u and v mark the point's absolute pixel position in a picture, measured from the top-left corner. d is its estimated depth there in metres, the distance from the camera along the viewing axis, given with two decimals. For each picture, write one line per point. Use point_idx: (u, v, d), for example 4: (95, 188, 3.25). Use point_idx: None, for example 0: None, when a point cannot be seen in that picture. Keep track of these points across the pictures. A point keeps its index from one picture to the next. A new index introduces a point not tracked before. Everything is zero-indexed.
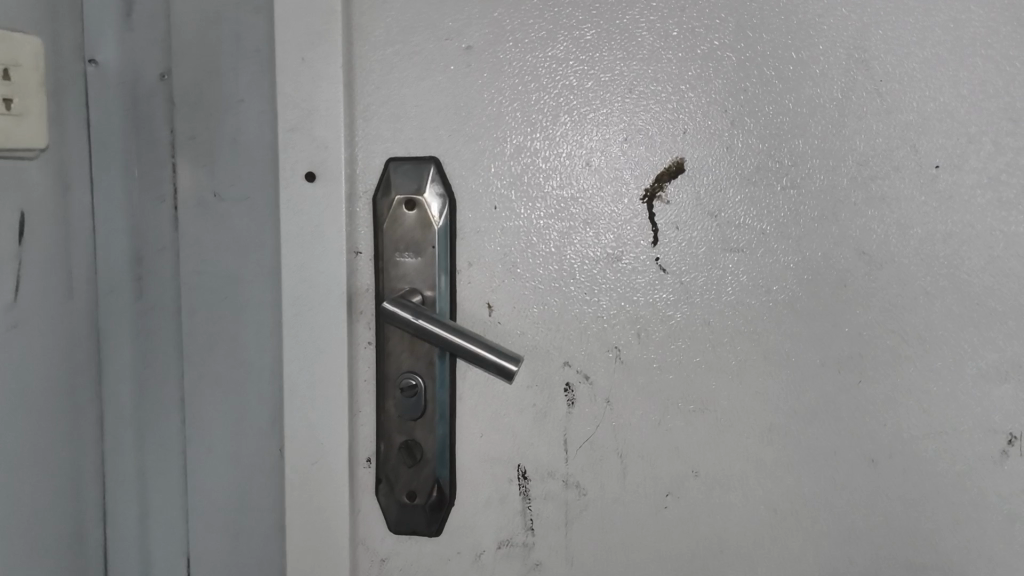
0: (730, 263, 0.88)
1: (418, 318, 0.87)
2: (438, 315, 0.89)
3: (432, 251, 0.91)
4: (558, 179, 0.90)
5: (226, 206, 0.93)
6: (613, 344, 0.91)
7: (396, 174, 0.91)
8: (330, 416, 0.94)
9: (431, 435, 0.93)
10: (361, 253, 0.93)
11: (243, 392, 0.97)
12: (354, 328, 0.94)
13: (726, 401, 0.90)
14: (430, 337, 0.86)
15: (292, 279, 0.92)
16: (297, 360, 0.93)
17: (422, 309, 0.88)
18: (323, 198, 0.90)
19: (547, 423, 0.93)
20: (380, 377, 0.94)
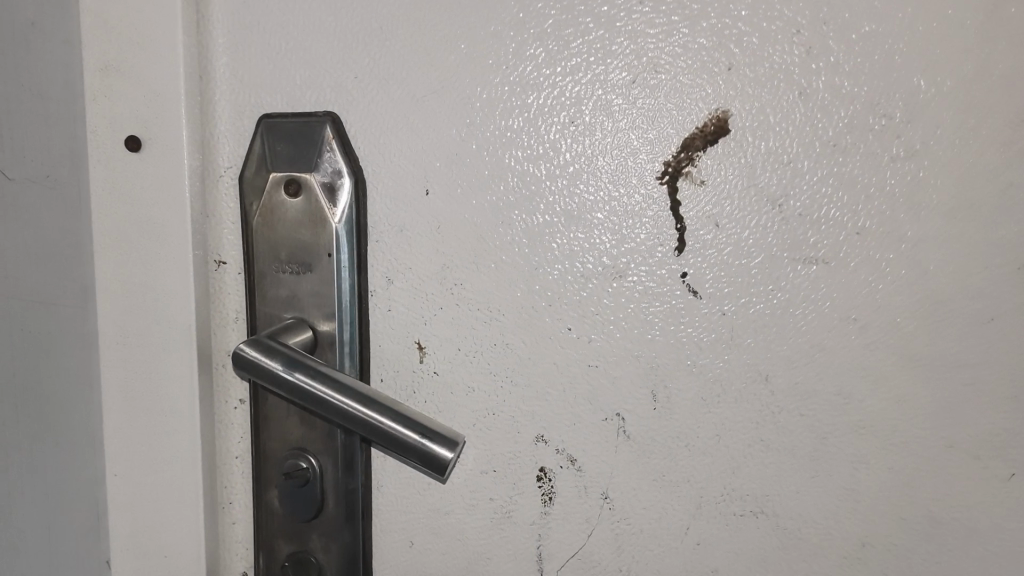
0: (804, 284, 0.54)
1: (294, 372, 0.52)
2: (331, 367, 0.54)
3: (329, 261, 0.58)
4: (524, 148, 0.56)
5: (24, 192, 0.61)
6: (614, 410, 0.57)
7: (273, 141, 0.58)
8: (178, 515, 0.60)
9: (332, 545, 0.60)
10: (226, 264, 0.60)
11: (57, 479, 0.63)
12: (218, 379, 0.61)
13: (792, 501, 0.56)
14: (313, 404, 0.51)
15: (117, 305, 0.59)
16: (126, 431, 0.60)
17: (304, 356, 0.53)
18: (153, 178, 0.57)
19: (511, 529, 0.60)
20: (256, 456, 0.61)
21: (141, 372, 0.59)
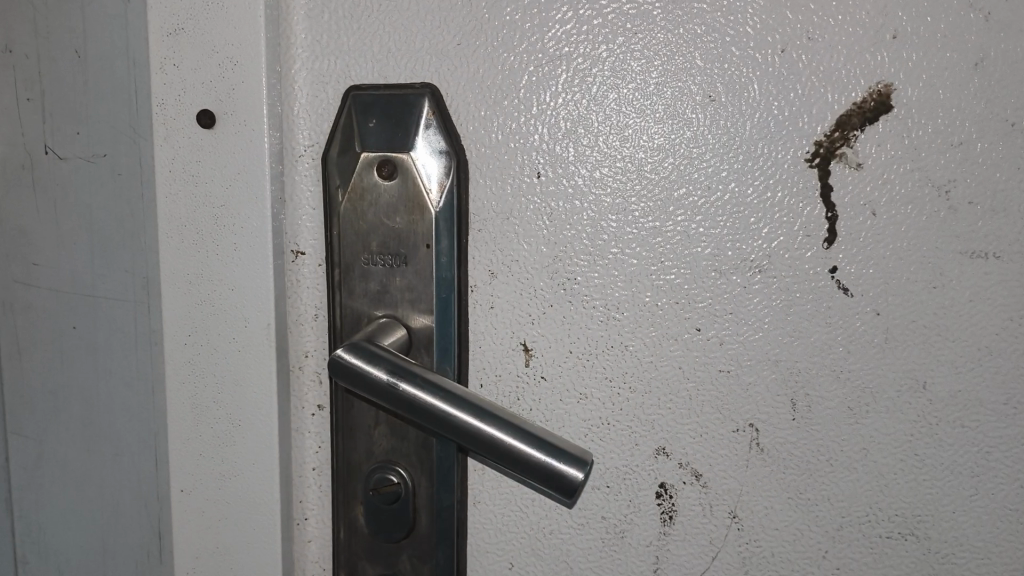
0: (969, 280, 0.48)
1: (399, 384, 0.46)
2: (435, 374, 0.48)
3: (427, 253, 0.51)
4: (651, 125, 0.50)
5: (78, 172, 0.53)
6: (746, 421, 0.51)
7: (362, 114, 0.51)
8: (250, 539, 0.53)
9: (424, 569, 0.54)
10: (306, 254, 0.53)
11: (110, 497, 0.56)
12: (294, 383, 0.55)
13: (947, 523, 0.50)
14: (422, 419, 0.46)
15: (185, 303, 0.52)
16: (193, 445, 0.53)
17: (408, 363, 0.47)
18: (229, 158, 0.50)
19: (624, 551, 0.53)
20: (338, 470, 0.54)
21: (213, 379, 0.52)
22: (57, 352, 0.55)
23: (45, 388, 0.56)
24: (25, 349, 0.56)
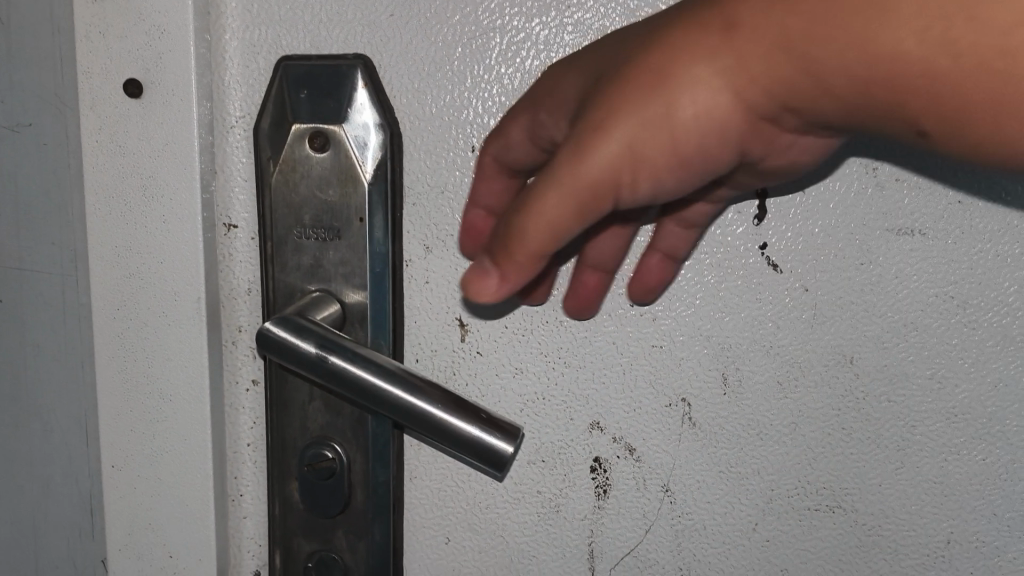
0: (897, 257, 0.48)
1: (329, 358, 0.46)
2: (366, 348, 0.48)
3: (360, 227, 0.51)
4: None
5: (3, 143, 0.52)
6: (679, 396, 0.51)
7: (294, 84, 0.50)
8: (183, 515, 0.53)
9: (360, 544, 0.54)
10: (238, 228, 0.52)
11: (42, 474, 0.55)
12: (226, 359, 0.54)
13: (874, 496, 0.51)
14: (352, 391, 0.46)
15: (114, 277, 0.51)
16: (124, 421, 0.52)
17: (339, 336, 0.47)
18: (157, 129, 0.49)
19: (560, 525, 0.54)
20: (274, 445, 0.54)
21: (143, 355, 0.51)
22: None
23: None
24: None
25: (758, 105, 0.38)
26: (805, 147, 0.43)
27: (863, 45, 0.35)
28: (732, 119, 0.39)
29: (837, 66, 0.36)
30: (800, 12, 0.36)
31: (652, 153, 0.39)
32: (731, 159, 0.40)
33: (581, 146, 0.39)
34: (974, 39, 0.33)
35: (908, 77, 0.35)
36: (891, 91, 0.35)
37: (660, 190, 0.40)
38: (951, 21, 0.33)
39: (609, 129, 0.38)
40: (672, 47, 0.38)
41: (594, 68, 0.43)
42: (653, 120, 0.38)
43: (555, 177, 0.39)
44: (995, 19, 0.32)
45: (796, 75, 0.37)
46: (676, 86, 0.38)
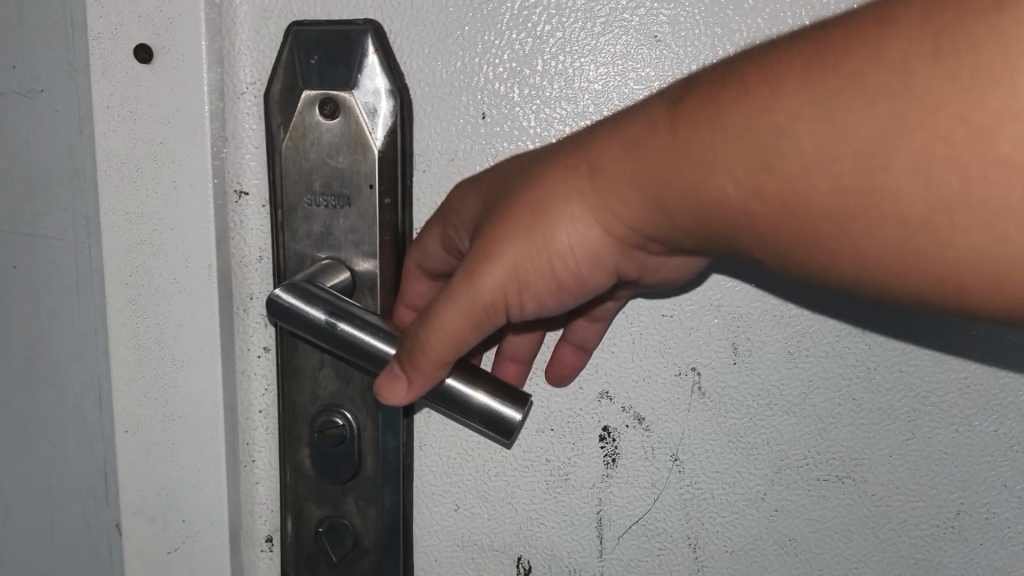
0: None
1: (338, 325, 0.46)
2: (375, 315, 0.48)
3: (370, 194, 0.51)
4: (597, 65, 0.49)
5: (15, 109, 0.52)
6: (689, 365, 0.51)
7: (304, 51, 0.49)
8: (196, 479, 0.53)
9: (370, 510, 0.55)
10: (249, 195, 0.52)
11: (57, 438, 0.56)
12: (238, 326, 0.54)
13: (884, 467, 0.51)
14: (361, 358, 0.47)
15: (126, 243, 0.51)
16: (137, 387, 0.53)
17: (348, 303, 0.47)
18: (167, 95, 0.49)
19: (568, 493, 0.54)
20: (285, 412, 0.54)
21: (155, 321, 0.52)
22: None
23: None
24: None
25: (623, 236, 0.41)
26: (675, 266, 0.46)
27: (699, 195, 0.37)
28: (608, 253, 0.42)
29: (681, 209, 0.38)
30: (644, 161, 0.38)
31: (534, 279, 0.42)
32: (609, 279, 0.43)
33: (468, 286, 0.42)
34: (797, 200, 0.34)
35: (746, 225, 0.36)
36: (731, 232, 0.37)
37: (544, 306, 0.44)
38: (788, 180, 0.34)
39: (488, 265, 0.42)
40: (545, 189, 0.41)
41: (483, 195, 0.46)
42: (535, 250, 0.41)
43: (448, 304, 0.43)
44: (813, 186, 0.33)
45: (648, 209, 0.39)
46: (549, 226, 0.41)
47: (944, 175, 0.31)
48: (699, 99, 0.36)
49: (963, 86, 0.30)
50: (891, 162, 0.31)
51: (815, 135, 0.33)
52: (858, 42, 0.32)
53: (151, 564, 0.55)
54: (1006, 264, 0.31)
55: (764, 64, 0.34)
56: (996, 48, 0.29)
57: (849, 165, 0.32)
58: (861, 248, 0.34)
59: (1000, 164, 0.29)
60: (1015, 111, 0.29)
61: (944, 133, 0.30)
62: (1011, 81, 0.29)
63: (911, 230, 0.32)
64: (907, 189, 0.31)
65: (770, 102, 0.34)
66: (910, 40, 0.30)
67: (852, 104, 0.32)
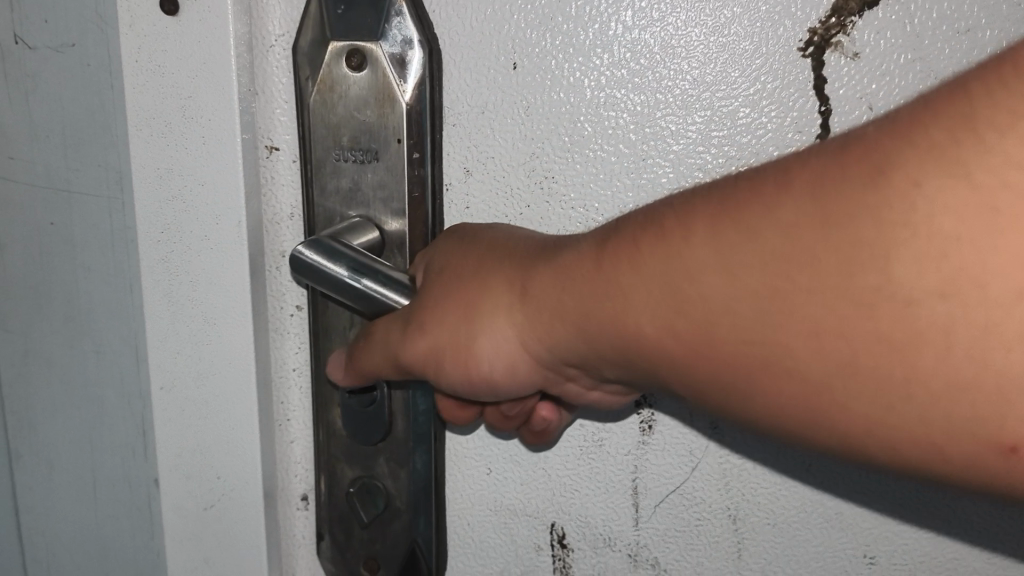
0: None
1: (363, 280, 0.45)
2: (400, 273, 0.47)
3: (399, 150, 0.49)
4: (634, 11, 0.46)
5: (48, 64, 0.51)
6: None
7: (331, 0, 0.48)
8: (229, 437, 0.53)
9: (401, 472, 0.54)
10: (279, 150, 0.51)
11: (96, 393, 0.56)
12: (270, 284, 0.53)
13: None
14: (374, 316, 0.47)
15: (157, 199, 0.51)
16: (171, 345, 0.53)
17: (372, 259, 0.46)
18: (194, 48, 0.48)
19: (603, 460, 0.52)
20: (317, 371, 0.54)
21: (187, 277, 0.51)
22: (37, 251, 0.55)
23: (31, 289, 0.56)
24: (6, 244, 0.56)
25: (542, 355, 0.44)
26: (599, 396, 0.48)
27: (617, 330, 0.39)
28: (524, 367, 0.45)
29: (597, 338, 0.40)
30: (569, 290, 0.41)
31: (452, 373, 0.45)
32: (527, 389, 0.46)
33: (392, 341, 0.46)
34: (700, 342, 0.37)
35: (658, 364, 0.39)
36: (646, 366, 0.39)
37: (460, 392, 0.46)
38: (689, 317, 0.36)
39: (416, 334, 0.45)
40: (480, 292, 0.44)
41: (425, 264, 0.48)
42: (457, 345, 0.44)
43: (376, 344, 0.47)
44: (718, 335, 0.36)
45: (567, 333, 0.42)
46: (475, 327, 0.44)
47: (836, 342, 0.33)
48: (621, 240, 0.39)
49: (845, 260, 0.32)
50: (786, 323, 0.34)
51: (720, 292, 0.35)
52: (757, 209, 0.34)
53: (188, 518, 0.56)
54: (893, 425, 0.33)
55: (674, 216, 0.37)
56: (875, 232, 0.32)
57: (745, 315, 0.35)
58: (764, 396, 0.36)
59: (879, 336, 0.32)
60: (886, 289, 0.32)
61: (835, 294, 0.33)
62: (885, 265, 0.31)
63: (804, 387, 0.35)
64: (796, 349, 0.34)
65: (681, 248, 0.36)
66: (800, 215, 0.33)
67: (746, 258, 0.35)
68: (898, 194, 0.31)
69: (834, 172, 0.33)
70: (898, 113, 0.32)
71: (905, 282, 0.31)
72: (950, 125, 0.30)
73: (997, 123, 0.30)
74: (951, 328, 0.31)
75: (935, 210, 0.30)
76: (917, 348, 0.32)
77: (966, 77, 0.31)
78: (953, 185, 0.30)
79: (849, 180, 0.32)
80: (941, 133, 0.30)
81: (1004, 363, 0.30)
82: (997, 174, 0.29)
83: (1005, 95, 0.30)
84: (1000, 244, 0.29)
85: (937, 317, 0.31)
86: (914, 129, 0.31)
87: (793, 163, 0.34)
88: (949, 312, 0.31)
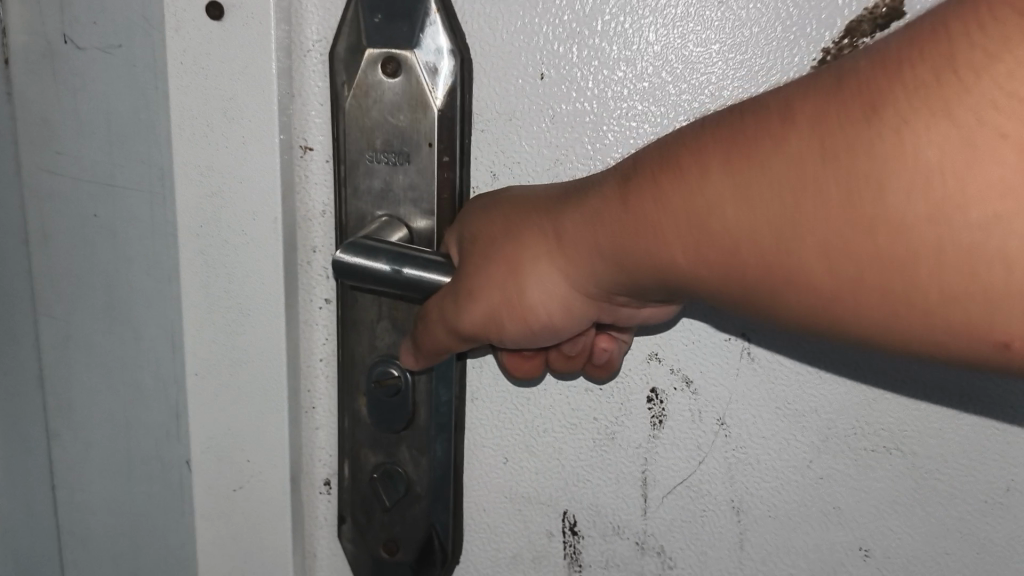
0: None
1: (403, 270, 0.48)
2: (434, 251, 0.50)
3: (430, 153, 0.52)
4: (656, 27, 0.49)
5: (95, 64, 0.54)
6: (739, 331, 0.51)
7: (368, 9, 0.50)
8: (260, 422, 0.56)
9: (422, 459, 0.57)
10: (314, 150, 0.54)
11: (132, 381, 0.59)
12: (301, 278, 0.56)
13: (934, 440, 0.51)
14: (427, 295, 0.49)
15: (198, 195, 0.53)
16: (206, 333, 0.55)
17: (406, 248, 0.49)
18: (237, 53, 0.50)
19: (614, 452, 0.55)
20: (344, 362, 0.57)
21: (224, 270, 0.54)
22: (79, 240, 0.57)
23: (72, 276, 0.58)
24: (50, 234, 0.58)
25: (589, 290, 0.45)
26: (648, 313, 0.49)
27: (642, 259, 0.41)
28: (577, 305, 0.46)
29: (624, 269, 0.42)
30: (600, 228, 0.42)
31: (510, 326, 0.47)
32: (585, 322, 0.48)
33: (445, 315, 0.49)
34: (722, 270, 0.38)
35: (686, 288, 0.40)
36: (680, 288, 0.41)
37: (524, 344, 0.49)
38: (713, 250, 0.37)
39: (468, 303, 0.47)
40: (521, 252, 0.46)
41: (457, 234, 0.51)
42: (510, 298, 0.47)
43: (433, 323, 0.50)
44: (738, 261, 0.37)
45: (607, 267, 0.43)
46: (523, 284, 0.46)
47: (847, 267, 0.34)
48: (640, 180, 0.40)
49: (848, 189, 0.33)
50: (796, 247, 0.35)
51: (731, 222, 0.36)
52: (764, 145, 0.35)
53: (218, 498, 0.58)
54: (902, 333, 0.34)
55: (688, 153, 0.38)
56: (871, 162, 0.32)
57: (764, 246, 0.36)
58: (788, 314, 0.37)
59: (879, 259, 0.33)
60: (885, 218, 0.32)
61: (840, 226, 0.33)
62: (885, 196, 0.32)
63: (819, 305, 0.36)
64: (813, 276, 0.35)
65: (697, 184, 0.37)
66: (806, 150, 0.34)
67: (760, 195, 0.35)
68: (888, 129, 0.31)
69: (836, 106, 0.33)
70: (891, 42, 0.33)
71: (902, 212, 0.32)
72: (934, 59, 0.31)
73: (977, 61, 0.29)
74: (944, 254, 0.31)
75: (924, 145, 0.31)
76: (918, 266, 0.32)
77: (957, 7, 0.31)
78: (940, 123, 0.30)
79: (848, 113, 0.33)
80: (932, 70, 0.30)
81: (996, 273, 0.31)
82: (978, 107, 0.29)
83: (981, 36, 0.29)
84: (979, 174, 0.30)
85: (932, 244, 0.31)
86: (903, 62, 0.31)
87: (797, 98, 0.35)
88: (944, 232, 0.31)
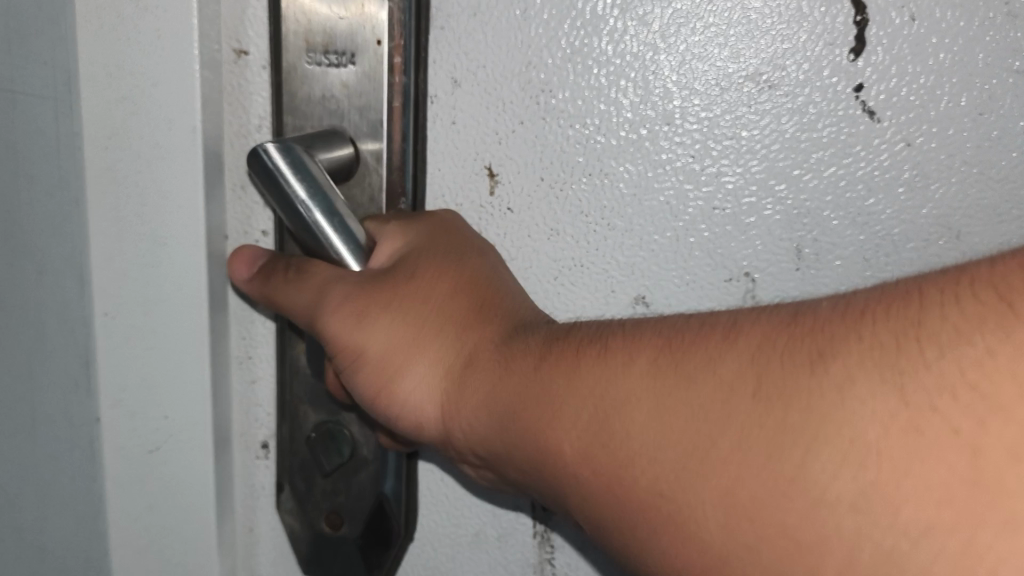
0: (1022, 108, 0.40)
1: (317, 218, 0.41)
2: (361, 231, 0.42)
3: (380, 53, 0.44)
4: None
5: None
6: (743, 269, 0.44)
7: None
8: (183, 372, 0.48)
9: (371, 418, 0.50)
10: (249, 54, 0.46)
11: None
12: (233, 204, 0.48)
13: None
14: (321, 254, 0.42)
15: (102, 100, 0.45)
16: (116, 269, 0.47)
17: (339, 198, 0.41)
18: None
19: None
20: None
21: (135, 191, 0.46)
22: None
23: None
24: None
25: (456, 435, 0.41)
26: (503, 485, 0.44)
27: (534, 438, 0.36)
28: (433, 435, 0.42)
29: (514, 440, 0.37)
30: (504, 376, 0.38)
31: (363, 383, 0.42)
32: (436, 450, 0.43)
33: (321, 301, 0.42)
34: (610, 481, 0.32)
35: (569, 487, 0.34)
36: (556, 480, 0.35)
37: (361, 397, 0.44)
38: (609, 445, 0.32)
39: (342, 313, 0.42)
40: (417, 339, 0.41)
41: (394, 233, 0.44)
42: (376, 372, 0.42)
43: (307, 287, 0.43)
44: (632, 475, 0.31)
45: (485, 422, 0.39)
46: (410, 359, 0.41)
47: (742, 531, 0.28)
48: (566, 349, 0.36)
49: (771, 437, 0.28)
50: (694, 486, 0.29)
51: (640, 435, 0.31)
52: (699, 353, 0.31)
53: (132, 462, 0.50)
54: None
55: (621, 340, 0.34)
56: (802, 414, 0.27)
57: (663, 467, 0.30)
58: (660, 555, 0.31)
59: (783, 531, 0.27)
60: (800, 479, 0.27)
61: (750, 472, 0.28)
62: (806, 457, 0.27)
63: (701, 564, 0.29)
64: (703, 524, 0.29)
65: (620, 371, 0.33)
66: (738, 373, 0.30)
67: (682, 407, 0.30)
68: (833, 382, 0.27)
69: (783, 344, 0.29)
70: (859, 296, 0.29)
71: (822, 481, 0.26)
72: (898, 320, 0.27)
73: (945, 339, 0.25)
74: (855, 552, 0.25)
75: (866, 414, 0.26)
76: (818, 556, 0.26)
77: (942, 275, 0.27)
78: (886, 396, 0.26)
79: (791, 353, 0.29)
80: (894, 330, 0.27)
81: None
82: (931, 392, 0.25)
83: (956, 312, 0.26)
84: (918, 472, 0.25)
85: (846, 533, 0.26)
86: (866, 317, 0.28)
87: (746, 322, 0.31)
88: (857, 528, 0.25)
